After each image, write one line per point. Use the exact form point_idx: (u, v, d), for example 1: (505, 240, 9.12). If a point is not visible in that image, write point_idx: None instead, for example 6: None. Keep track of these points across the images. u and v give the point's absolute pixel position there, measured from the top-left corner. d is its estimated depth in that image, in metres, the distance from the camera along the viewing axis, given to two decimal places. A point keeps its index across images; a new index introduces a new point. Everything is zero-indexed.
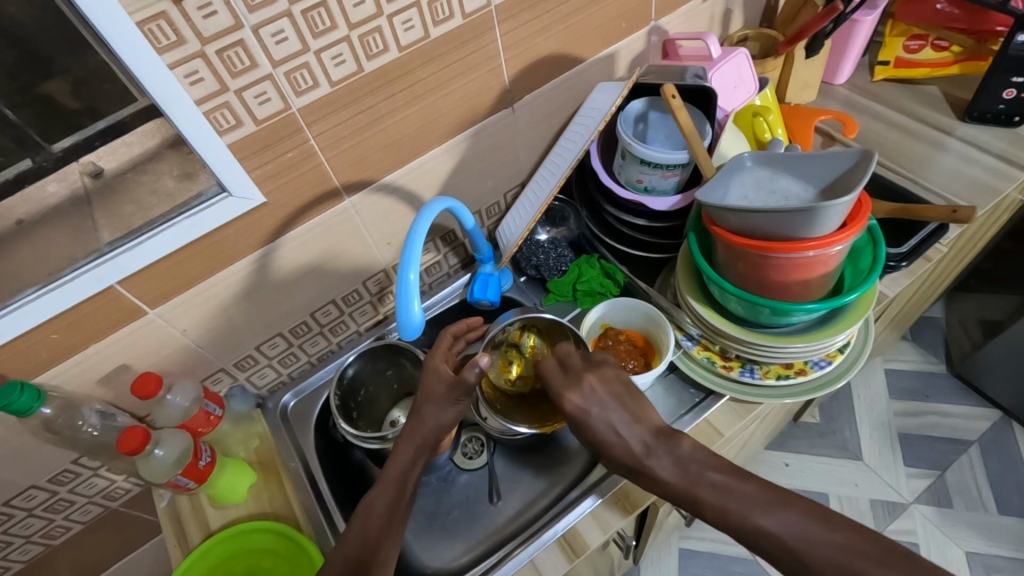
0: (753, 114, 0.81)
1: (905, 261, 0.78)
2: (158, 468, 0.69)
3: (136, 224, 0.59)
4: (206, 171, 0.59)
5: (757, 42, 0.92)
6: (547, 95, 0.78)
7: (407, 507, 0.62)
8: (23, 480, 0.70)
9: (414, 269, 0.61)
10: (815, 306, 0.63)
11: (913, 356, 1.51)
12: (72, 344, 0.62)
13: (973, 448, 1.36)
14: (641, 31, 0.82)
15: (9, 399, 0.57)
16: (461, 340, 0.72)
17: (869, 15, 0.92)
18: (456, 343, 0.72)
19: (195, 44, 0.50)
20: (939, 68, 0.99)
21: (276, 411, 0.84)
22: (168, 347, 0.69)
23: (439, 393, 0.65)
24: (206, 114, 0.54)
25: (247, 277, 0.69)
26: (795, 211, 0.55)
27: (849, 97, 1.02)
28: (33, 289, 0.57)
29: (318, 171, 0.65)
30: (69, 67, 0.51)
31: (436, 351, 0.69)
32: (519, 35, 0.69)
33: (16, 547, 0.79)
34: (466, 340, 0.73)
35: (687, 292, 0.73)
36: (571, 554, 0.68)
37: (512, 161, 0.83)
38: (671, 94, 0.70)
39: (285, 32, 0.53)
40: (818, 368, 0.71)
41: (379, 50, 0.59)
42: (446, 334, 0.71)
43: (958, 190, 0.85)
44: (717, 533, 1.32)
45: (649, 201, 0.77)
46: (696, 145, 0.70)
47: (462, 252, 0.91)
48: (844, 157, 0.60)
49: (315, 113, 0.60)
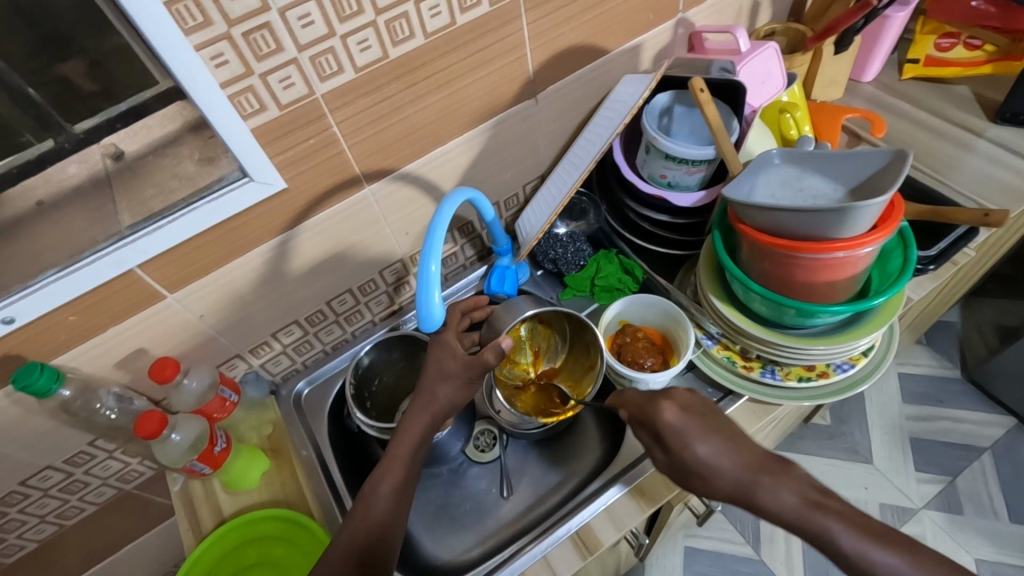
0: (780, 110, 0.80)
1: (933, 265, 0.76)
2: (174, 453, 0.70)
3: (156, 208, 0.59)
4: (227, 155, 0.58)
5: (785, 36, 0.92)
6: (570, 86, 0.77)
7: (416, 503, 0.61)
8: (39, 460, 0.70)
9: (435, 260, 0.60)
10: (841, 308, 0.61)
11: (927, 360, 1.49)
12: (90, 327, 0.62)
13: (986, 455, 1.35)
14: (667, 24, 0.80)
15: (28, 380, 0.57)
16: (467, 318, 0.73)
17: (902, 12, 0.89)
18: (463, 319, 0.72)
19: (222, 26, 0.49)
20: (970, 67, 0.97)
21: (289, 399, 0.84)
22: (185, 331, 0.69)
23: (458, 383, 0.65)
24: (230, 97, 0.53)
25: (265, 264, 0.69)
26: (826, 211, 0.53)
27: (875, 94, 1.00)
28: (53, 271, 0.56)
29: (339, 159, 0.64)
30: (91, 47, 0.50)
31: (446, 328, 0.69)
32: (545, 25, 0.68)
33: (29, 527, 0.80)
34: (471, 317, 0.74)
35: (709, 289, 0.72)
36: (584, 551, 0.67)
37: (533, 152, 0.82)
38: (699, 87, 0.68)
39: (311, 15, 0.52)
40: (841, 371, 0.70)
41: (404, 36, 0.58)
42: (454, 311, 0.72)
43: (984, 193, 0.84)
44: (724, 533, 1.31)
45: (672, 196, 0.76)
46: (723, 141, 0.69)
47: (479, 243, 0.90)
48: (876, 156, 0.59)
49: (338, 98, 0.59)
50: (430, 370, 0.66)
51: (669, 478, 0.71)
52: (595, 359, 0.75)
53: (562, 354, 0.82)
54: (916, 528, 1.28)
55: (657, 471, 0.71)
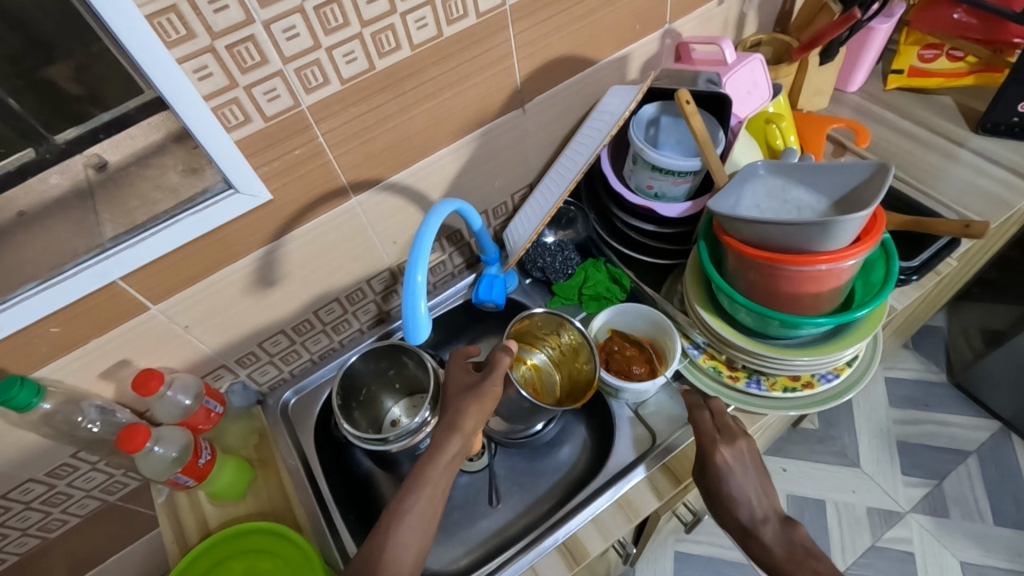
0: (765, 121, 0.81)
1: (915, 275, 0.77)
2: (157, 466, 0.69)
3: (140, 220, 0.58)
4: (212, 167, 0.58)
5: (771, 47, 0.93)
6: (558, 96, 0.78)
7: (426, 511, 0.60)
8: (21, 472, 0.70)
9: (421, 271, 0.59)
10: (825, 320, 0.62)
11: (914, 365, 1.50)
12: (71, 339, 0.61)
13: (971, 458, 1.36)
14: (654, 34, 0.81)
15: (8, 395, 0.57)
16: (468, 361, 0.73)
17: (886, 23, 0.90)
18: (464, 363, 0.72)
19: (206, 39, 0.49)
20: (952, 78, 0.98)
21: (276, 408, 0.83)
22: (170, 343, 0.69)
23: (476, 405, 0.64)
24: (214, 109, 0.53)
25: (250, 273, 0.68)
26: (809, 224, 0.54)
27: (861, 105, 1.01)
28: (35, 284, 0.56)
29: (326, 170, 0.64)
30: (69, 53, 0.49)
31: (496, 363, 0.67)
32: (532, 36, 0.68)
33: (11, 539, 0.78)
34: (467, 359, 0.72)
35: (695, 299, 0.72)
36: (572, 561, 0.68)
37: (520, 162, 0.82)
38: (686, 99, 0.69)
39: (296, 27, 0.52)
40: (825, 381, 0.70)
41: (391, 48, 0.58)
42: (456, 357, 0.72)
43: (965, 203, 0.85)
44: (714, 537, 1.32)
45: (660, 207, 0.76)
46: (709, 152, 0.69)
47: (467, 252, 0.90)
48: (858, 168, 0.59)
49: (325, 110, 0.59)
50: (450, 402, 0.66)
51: (657, 486, 0.71)
52: (586, 352, 0.79)
53: (559, 380, 0.83)
54: (903, 531, 1.29)
55: (645, 480, 0.72)
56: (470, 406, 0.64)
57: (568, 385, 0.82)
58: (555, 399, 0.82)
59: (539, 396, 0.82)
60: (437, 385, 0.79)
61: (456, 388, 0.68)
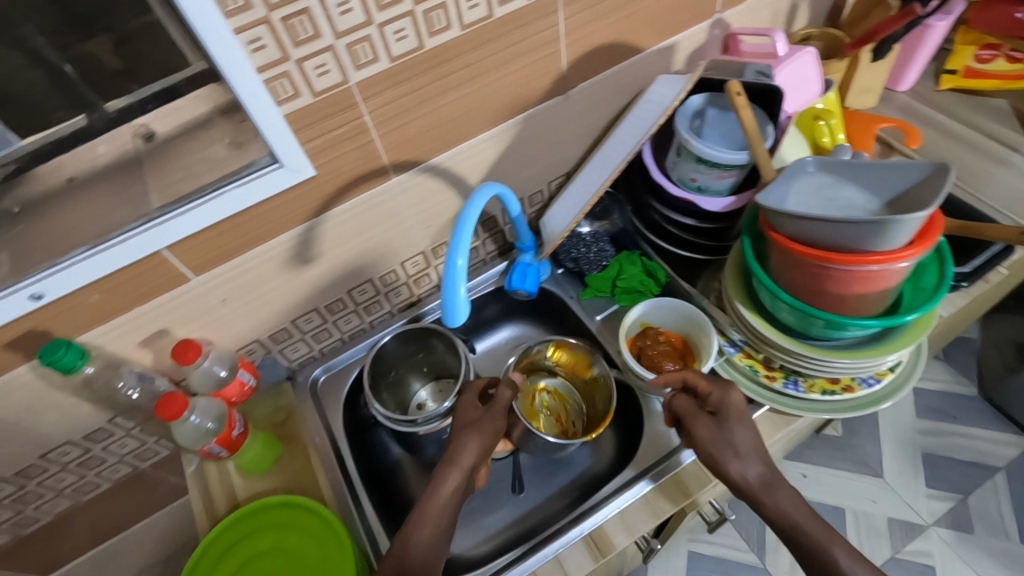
0: (814, 118, 0.80)
1: (966, 281, 0.76)
2: (192, 435, 0.71)
3: (185, 191, 0.58)
4: (258, 141, 0.57)
5: (821, 41, 0.90)
6: (602, 84, 0.76)
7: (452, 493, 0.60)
8: (60, 434, 0.71)
9: (462, 255, 0.59)
10: (873, 322, 0.60)
11: (944, 376, 1.46)
12: (114, 305, 0.62)
13: (999, 474, 1.33)
14: (703, 24, 0.79)
15: (54, 356, 0.58)
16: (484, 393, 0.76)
17: (944, 21, 0.87)
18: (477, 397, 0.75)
19: (261, 10, 0.49)
20: (1008, 81, 0.93)
21: (306, 385, 0.84)
22: (207, 315, 0.69)
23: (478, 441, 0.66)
24: (266, 82, 0.53)
25: (288, 249, 0.68)
26: (863, 222, 0.52)
27: (909, 105, 0.98)
28: (83, 249, 0.57)
29: (369, 148, 0.64)
30: (129, 20, 0.50)
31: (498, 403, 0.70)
32: (581, 21, 0.67)
33: (46, 499, 0.79)
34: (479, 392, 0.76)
35: (735, 296, 0.71)
36: (596, 553, 0.67)
37: (559, 150, 0.82)
38: (736, 90, 0.67)
39: (350, 3, 0.52)
40: (866, 386, 0.69)
41: (442, 27, 0.58)
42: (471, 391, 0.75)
43: (1015, 210, 0.82)
44: (729, 539, 1.30)
45: (701, 201, 0.75)
46: (757, 146, 0.67)
47: (501, 239, 0.90)
48: (915, 168, 0.58)
49: (372, 87, 0.58)
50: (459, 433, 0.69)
51: (685, 484, 0.70)
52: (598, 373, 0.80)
53: (584, 408, 0.82)
54: (924, 544, 1.26)
55: (672, 477, 0.71)
56: (470, 439, 0.66)
57: (591, 414, 0.80)
58: (582, 427, 0.81)
59: (563, 427, 0.81)
60: (465, 370, 0.79)
61: (461, 422, 0.70)
